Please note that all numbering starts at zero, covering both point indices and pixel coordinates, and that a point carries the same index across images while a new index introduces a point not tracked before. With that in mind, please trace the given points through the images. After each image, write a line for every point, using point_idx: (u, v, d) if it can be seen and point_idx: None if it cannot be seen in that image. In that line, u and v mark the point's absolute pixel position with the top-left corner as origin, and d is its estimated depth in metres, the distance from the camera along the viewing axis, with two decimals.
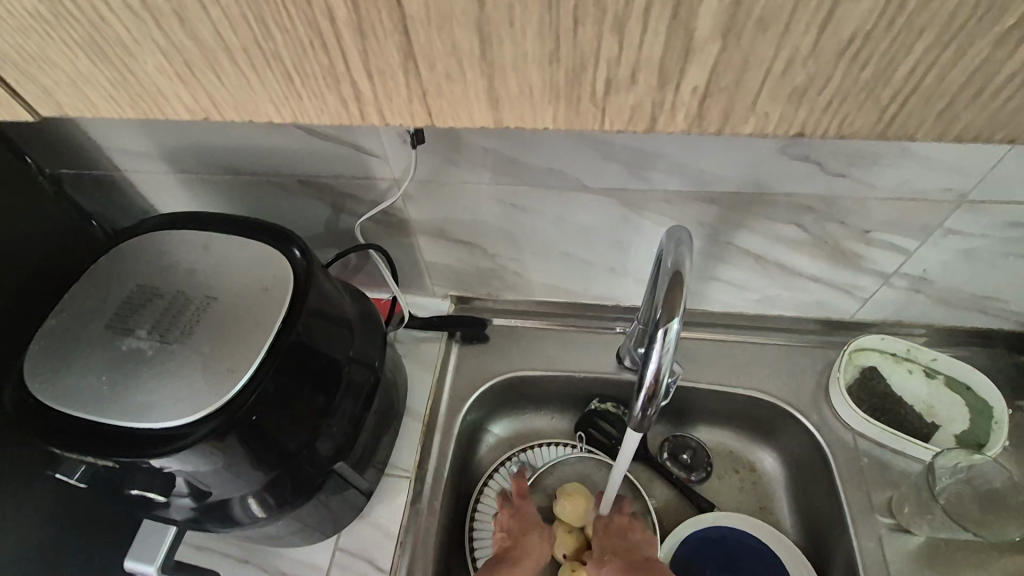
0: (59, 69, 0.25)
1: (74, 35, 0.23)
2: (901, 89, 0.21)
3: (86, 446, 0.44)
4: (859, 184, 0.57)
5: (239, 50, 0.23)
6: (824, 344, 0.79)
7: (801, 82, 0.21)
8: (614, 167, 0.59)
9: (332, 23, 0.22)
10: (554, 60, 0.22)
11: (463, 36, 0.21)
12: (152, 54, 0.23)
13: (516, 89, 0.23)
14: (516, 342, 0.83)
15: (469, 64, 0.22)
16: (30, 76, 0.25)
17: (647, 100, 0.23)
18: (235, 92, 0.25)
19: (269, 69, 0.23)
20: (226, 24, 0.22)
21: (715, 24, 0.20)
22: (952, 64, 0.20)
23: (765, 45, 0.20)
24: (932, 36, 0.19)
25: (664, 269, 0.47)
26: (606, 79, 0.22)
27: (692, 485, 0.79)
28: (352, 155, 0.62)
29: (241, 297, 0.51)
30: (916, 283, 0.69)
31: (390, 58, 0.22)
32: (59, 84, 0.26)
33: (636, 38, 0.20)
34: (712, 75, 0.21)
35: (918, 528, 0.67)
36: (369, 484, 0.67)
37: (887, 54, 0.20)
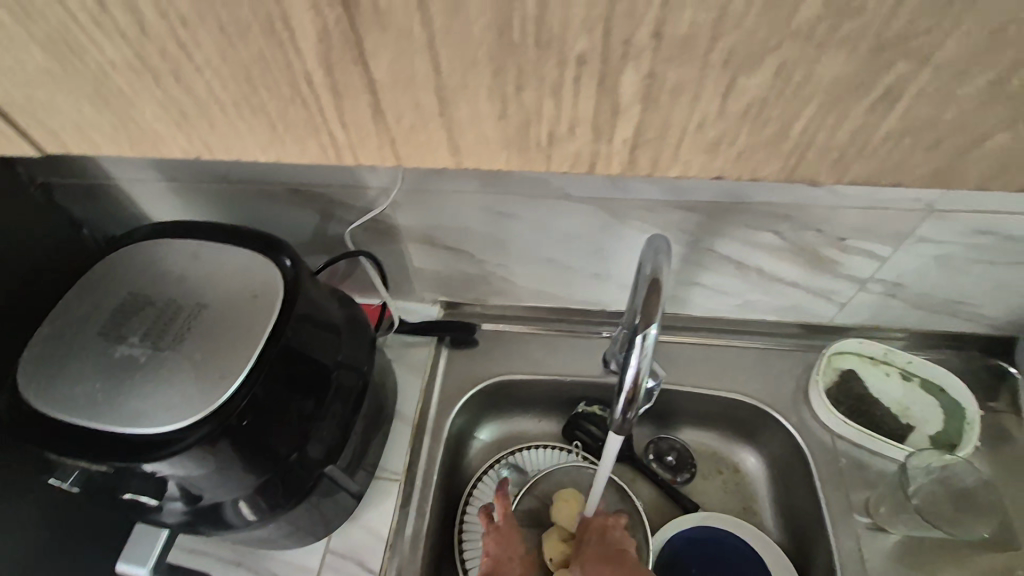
0: (67, 115, 0.28)
1: (82, 88, 0.26)
2: (802, 137, 0.25)
3: (79, 451, 0.45)
4: (833, 194, 0.59)
5: (229, 105, 0.26)
6: (804, 348, 0.81)
7: (714, 136, 0.25)
8: (597, 176, 0.61)
9: (311, 86, 0.25)
10: (503, 117, 0.25)
11: (425, 98, 0.25)
12: (153, 105, 0.27)
13: (471, 139, 0.27)
14: (503, 346, 0.84)
15: (430, 120, 0.26)
16: (35, 116, 0.28)
17: (585, 150, 0.27)
18: (226, 137, 0.28)
19: (256, 119, 0.27)
20: (218, 84, 0.25)
21: (635, 94, 0.24)
22: (847, 110, 0.23)
23: (679, 113, 0.24)
24: (826, 91, 0.23)
25: (643, 277, 0.49)
26: (549, 133, 0.26)
27: (677, 486, 0.81)
28: (340, 164, 0.63)
29: (231, 304, 0.52)
30: (890, 288, 0.71)
31: (363, 115, 0.26)
32: (64, 126, 0.29)
33: (569, 103, 0.24)
34: (638, 132, 0.25)
35: (893, 526, 0.69)
36: (358, 487, 0.68)
37: (783, 115, 0.24)
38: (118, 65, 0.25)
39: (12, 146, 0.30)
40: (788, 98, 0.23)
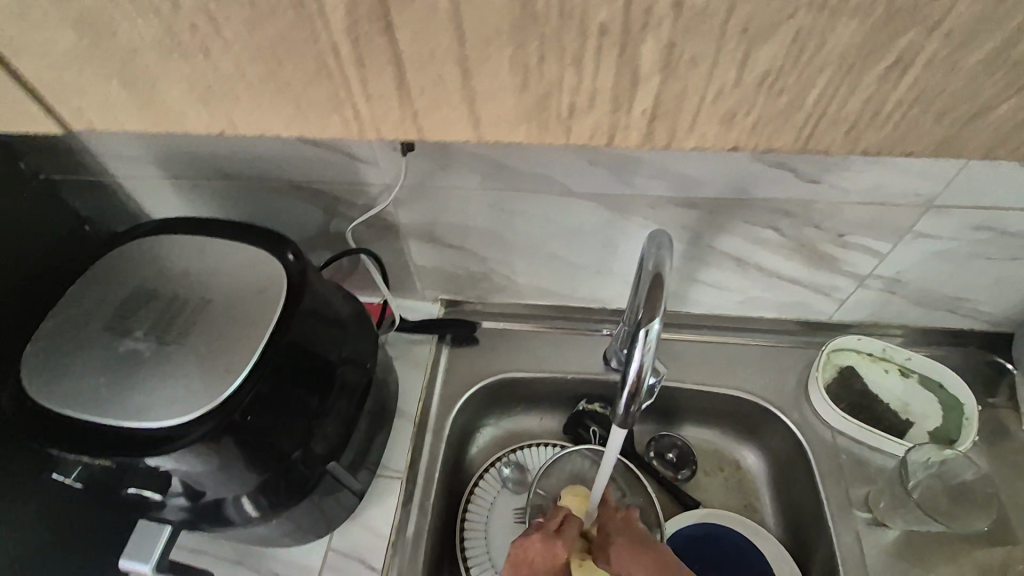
0: (87, 96, 0.26)
1: (105, 64, 0.24)
2: (815, 106, 0.23)
3: (84, 446, 0.45)
4: (833, 189, 0.60)
5: (255, 79, 0.24)
6: (804, 344, 0.81)
7: (731, 107, 0.24)
8: (600, 173, 0.61)
9: (337, 57, 0.23)
10: (525, 87, 0.24)
11: (448, 69, 0.23)
12: (178, 81, 0.25)
13: (497, 112, 0.25)
14: (505, 344, 0.85)
15: (454, 91, 0.24)
16: (64, 97, 0.26)
17: (605, 123, 0.25)
18: (250, 114, 0.26)
19: (279, 93, 0.25)
20: (244, 55, 0.23)
21: (654, 60, 0.22)
22: (857, 81, 0.22)
23: (698, 78, 0.22)
24: (834, 67, 0.22)
25: (645, 271, 0.49)
26: (570, 103, 0.24)
27: (678, 483, 0.81)
28: (343, 161, 0.64)
29: (236, 299, 0.52)
30: (889, 284, 0.72)
31: (387, 88, 0.24)
32: (91, 107, 0.26)
33: (590, 71, 0.23)
34: (657, 102, 0.24)
35: (893, 521, 0.69)
36: (361, 485, 0.68)
37: (799, 82, 0.22)
38: (150, 39, 0.23)
39: (31, 125, 0.27)
40: (799, 68, 0.22)
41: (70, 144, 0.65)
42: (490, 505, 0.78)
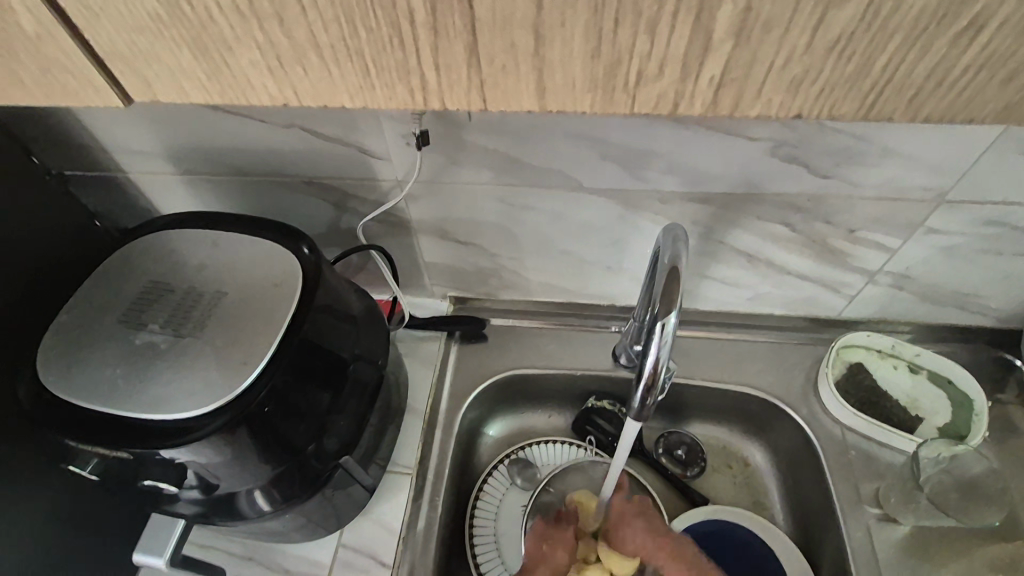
0: (158, 64, 0.25)
1: (181, 32, 0.24)
2: (878, 80, 0.22)
3: (100, 438, 0.45)
4: (845, 184, 0.60)
5: (327, 47, 0.24)
6: (812, 341, 0.82)
7: (797, 74, 0.23)
8: (613, 168, 0.62)
9: (412, 25, 0.23)
10: (595, 56, 0.23)
11: (521, 36, 0.22)
12: (249, 50, 0.24)
13: (562, 83, 0.24)
14: (514, 340, 0.85)
15: (523, 60, 0.23)
16: (134, 68, 0.26)
17: (670, 92, 0.24)
18: (317, 83, 0.25)
19: (348, 61, 0.24)
20: (318, 22, 0.23)
21: (729, 24, 0.21)
22: (918, 55, 0.21)
23: (770, 44, 0.22)
24: (901, 37, 0.21)
25: (661, 266, 0.50)
26: (638, 71, 0.23)
27: (687, 480, 0.81)
28: (356, 157, 0.64)
29: (252, 292, 0.52)
30: (898, 280, 0.72)
31: (457, 57, 0.24)
32: (159, 77, 0.26)
33: (664, 38, 0.22)
34: (726, 68, 0.23)
35: (904, 517, 0.69)
36: (372, 480, 0.68)
37: (868, 50, 0.21)
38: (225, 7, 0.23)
39: (94, 97, 0.27)
40: (869, 36, 0.21)
41: (82, 139, 0.65)
42: (499, 501, 0.78)
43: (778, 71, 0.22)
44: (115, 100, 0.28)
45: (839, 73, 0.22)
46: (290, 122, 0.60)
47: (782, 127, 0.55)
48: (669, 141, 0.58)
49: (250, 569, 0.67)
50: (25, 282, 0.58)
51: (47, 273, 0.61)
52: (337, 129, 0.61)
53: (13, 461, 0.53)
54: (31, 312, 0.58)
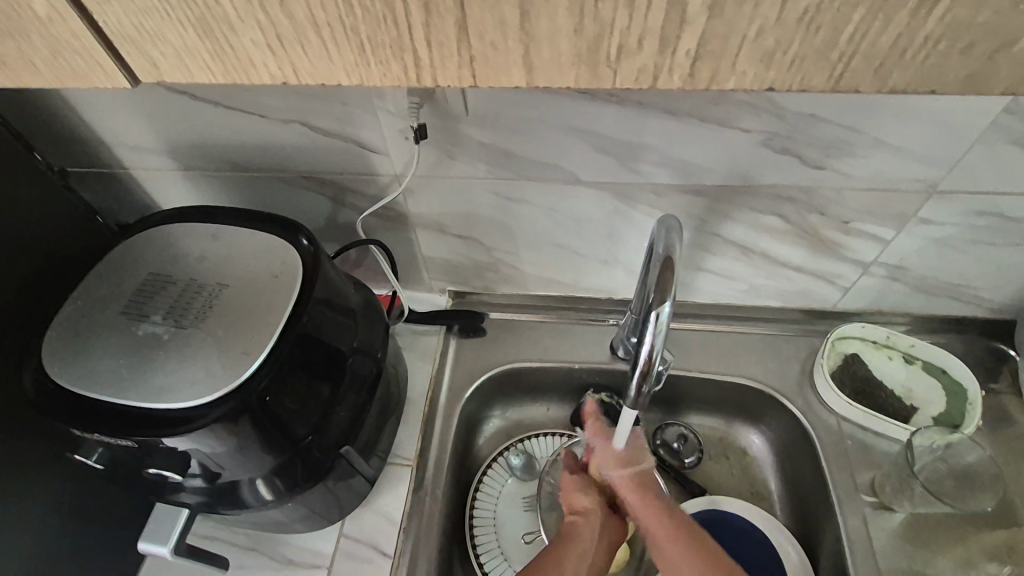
0: (164, 44, 0.26)
1: (186, 14, 0.24)
2: (845, 51, 0.23)
3: (103, 426, 0.46)
4: (836, 175, 0.61)
5: (325, 26, 0.24)
6: (807, 333, 0.82)
7: (770, 44, 0.23)
8: (608, 161, 0.62)
9: (405, 2, 0.23)
10: (579, 31, 0.23)
11: (509, 12, 0.23)
12: (253, 29, 0.25)
13: (549, 57, 0.24)
14: (512, 334, 0.86)
15: (511, 36, 0.24)
16: (141, 49, 0.26)
17: (650, 66, 0.24)
18: (316, 61, 0.26)
19: (345, 39, 0.25)
20: (316, 1, 0.23)
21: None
22: (883, 26, 0.22)
23: (742, 18, 0.22)
24: (864, 9, 0.21)
25: (656, 255, 0.50)
26: (620, 45, 0.24)
27: (685, 471, 0.81)
28: (353, 151, 0.64)
29: (252, 283, 0.53)
30: (892, 271, 0.73)
31: (444, 32, 0.24)
32: (165, 57, 0.26)
33: (641, 13, 0.22)
34: (702, 42, 0.23)
35: (899, 505, 0.70)
36: (373, 471, 0.69)
37: (834, 22, 0.22)
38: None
39: (102, 79, 0.28)
40: (836, 8, 0.22)
41: (83, 136, 0.65)
42: (499, 492, 0.79)
43: (751, 43, 0.23)
44: (121, 82, 0.28)
45: (811, 45, 0.23)
46: (288, 117, 0.61)
47: (773, 118, 0.56)
48: (663, 133, 0.59)
49: (253, 559, 0.68)
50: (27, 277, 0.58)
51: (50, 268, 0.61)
52: (334, 124, 0.61)
53: (11, 453, 0.54)
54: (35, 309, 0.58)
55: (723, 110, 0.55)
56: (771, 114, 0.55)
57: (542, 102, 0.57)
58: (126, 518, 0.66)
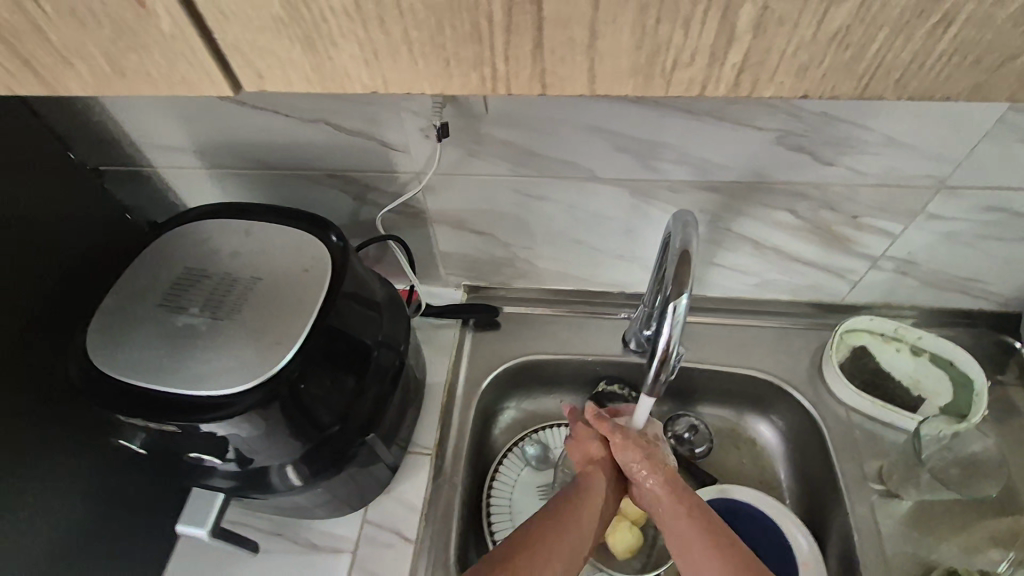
0: (268, 58, 0.26)
1: (289, 33, 0.25)
2: (871, 65, 0.24)
3: (145, 413, 0.48)
4: (848, 172, 0.62)
5: (416, 42, 0.25)
6: (817, 326, 0.84)
7: (803, 59, 0.25)
8: (624, 158, 0.64)
9: (490, 25, 0.24)
10: (639, 47, 0.25)
11: (580, 32, 0.24)
12: (352, 45, 0.26)
13: (612, 70, 0.26)
14: (527, 328, 0.88)
15: (578, 52, 0.25)
16: (247, 60, 0.27)
17: (699, 79, 0.26)
18: (402, 73, 0.27)
19: (428, 55, 0.26)
20: (411, 22, 0.24)
21: (750, 18, 0.23)
22: (905, 43, 0.23)
23: (782, 36, 0.24)
24: (889, 30, 0.23)
25: (673, 249, 0.52)
26: (676, 59, 0.25)
27: (695, 461, 0.83)
28: (377, 150, 0.66)
29: (284, 277, 0.55)
30: (902, 266, 0.74)
31: (525, 61, 0.26)
32: (270, 70, 0.27)
33: (695, 32, 0.24)
34: (746, 57, 0.25)
35: (907, 493, 0.72)
36: (394, 459, 0.72)
37: (862, 40, 0.24)
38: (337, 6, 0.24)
39: (211, 87, 0.28)
40: (865, 27, 0.23)
41: (115, 135, 0.68)
42: (514, 481, 0.81)
43: (790, 56, 0.24)
44: (227, 89, 0.28)
45: (841, 59, 0.24)
46: (315, 117, 0.63)
47: (788, 116, 0.57)
48: (679, 131, 0.60)
49: (279, 544, 0.70)
50: (59, 277, 0.61)
51: (80, 266, 0.64)
52: (360, 123, 0.63)
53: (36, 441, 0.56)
54: (64, 306, 0.61)
55: (739, 109, 0.57)
56: (785, 113, 0.57)
57: (563, 101, 0.58)
58: (150, 504, 0.69)
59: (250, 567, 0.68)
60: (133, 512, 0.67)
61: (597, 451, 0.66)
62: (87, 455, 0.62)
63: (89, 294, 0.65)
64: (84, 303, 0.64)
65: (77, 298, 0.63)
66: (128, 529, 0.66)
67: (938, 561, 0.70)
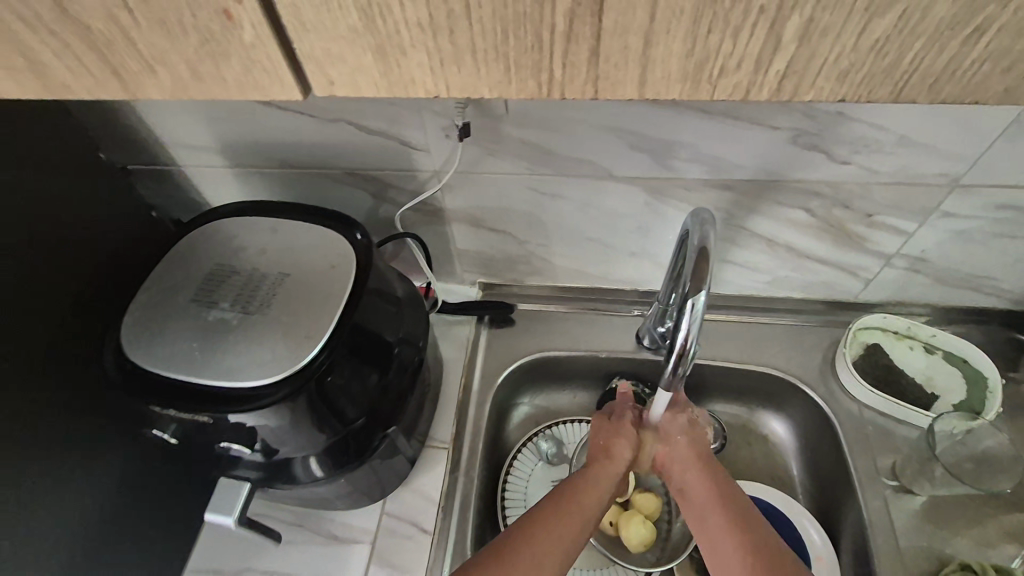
0: (343, 67, 0.28)
1: (366, 43, 0.26)
2: (907, 71, 0.25)
3: (180, 403, 0.50)
4: (863, 171, 0.63)
5: (485, 53, 0.26)
6: (829, 323, 0.85)
7: (844, 66, 0.25)
8: (640, 157, 0.65)
9: (552, 35, 0.25)
10: (690, 54, 0.26)
11: (635, 41, 0.25)
12: (422, 55, 0.27)
13: (661, 77, 0.27)
14: (541, 324, 0.89)
15: (632, 60, 0.26)
16: (321, 68, 0.28)
17: (743, 85, 0.27)
18: (466, 80, 0.28)
19: (491, 63, 0.27)
20: (483, 34, 0.26)
21: (796, 28, 0.24)
22: (941, 50, 0.24)
23: (827, 45, 0.25)
24: (927, 38, 0.24)
25: (691, 247, 0.53)
26: (721, 66, 0.26)
27: (708, 456, 0.84)
28: (397, 149, 0.68)
29: (311, 274, 0.56)
30: (915, 264, 0.75)
31: (584, 78, 0.27)
32: (341, 78, 0.28)
33: (744, 41, 0.25)
34: (790, 63, 0.25)
35: (920, 487, 0.72)
36: (412, 452, 0.73)
37: (898, 48, 0.24)
38: (410, 21, 0.25)
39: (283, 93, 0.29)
40: (904, 36, 0.24)
41: (141, 135, 0.69)
42: (529, 475, 0.83)
43: (833, 63, 0.25)
44: (297, 94, 0.30)
45: (875, 66, 0.25)
46: (337, 117, 0.64)
47: (804, 116, 0.58)
48: (696, 131, 0.61)
49: (301, 535, 0.72)
50: (89, 276, 0.63)
51: (108, 263, 0.66)
52: (382, 123, 0.64)
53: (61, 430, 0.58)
54: (93, 304, 0.63)
55: (756, 109, 0.58)
56: (802, 113, 0.58)
57: (582, 102, 0.59)
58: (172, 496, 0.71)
59: (272, 558, 0.70)
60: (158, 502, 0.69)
61: (613, 446, 0.67)
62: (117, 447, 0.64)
63: (116, 291, 0.66)
64: (111, 299, 0.66)
65: (105, 293, 0.65)
66: (149, 520, 0.68)
67: (951, 555, 0.70)
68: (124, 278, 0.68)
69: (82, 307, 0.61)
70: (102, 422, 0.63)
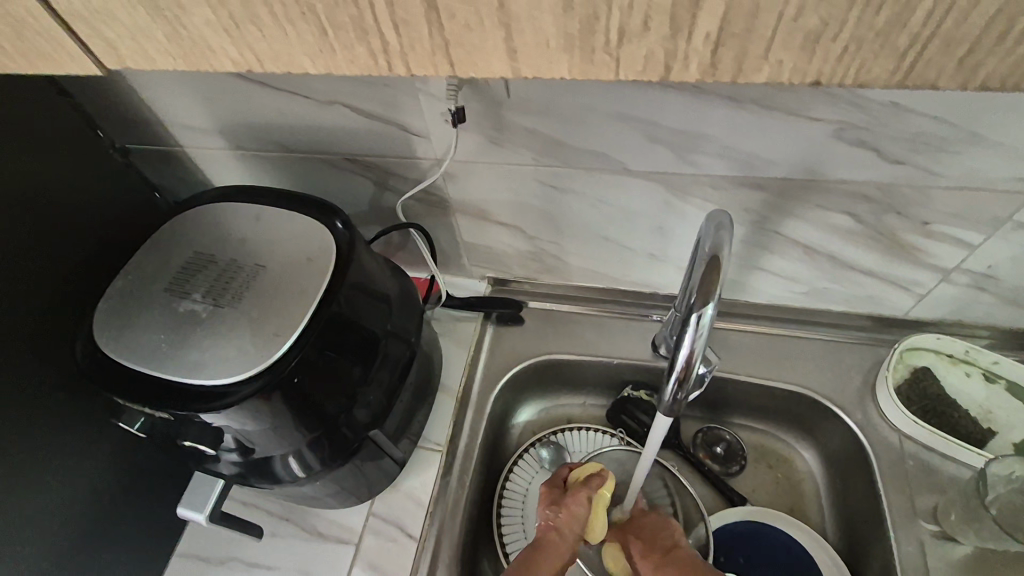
0: (118, 23, 0.26)
1: None
2: None
3: (145, 398, 0.47)
4: (920, 172, 0.54)
5: None
6: (873, 342, 0.76)
7: None
8: (659, 150, 0.58)
9: None
10: None
11: None
12: (201, 6, 0.25)
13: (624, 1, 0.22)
14: (552, 325, 0.83)
15: None
16: (97, 29, 0.27)
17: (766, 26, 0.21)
18: (274, 44, 0.26)
19: (302, 19, 0.25)
20: None
21: None
22: None
23: None
24: None
25: (701, 253, 0.47)
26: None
27: (727, 476, 0.79)
28: (395, 134, 0.63)
29: (287, 266, 0.53)
30: (979, 280, 0.64)
31: (497, 50, 0.25)
32: (121, 38, 0.27)
33: None
34: (724, 23, 0.22)
35: (964, 536, 0.63)
36: (403, 455, 0.69)
37: None
38: None
39: (74, 65, 0.30)
40: None
41: (141, 113, 0.68)
42: (527, 485, 0.76)
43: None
44: (91, 68, 0.30)
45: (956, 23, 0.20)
46: (332, 98, 0.60)
47: (848, 106, 0.50)
48: (721, 121, 0.54)
49: (286, 529, 0.70)
50: (75, 259, 0.61)
51: (100, 249, 0.64)
52: (377, 107, 0.60)
53: (53, 411, 0.58)
54: (77, 294, 0.61)
55: (792, 96, 0.50)
56: (846, 102, 0.49)
57: (586, 86, 0.53)
58: (159, 480, 0.71)
59: (257, 550, 0.69)
60: (144, 487, 0.69)
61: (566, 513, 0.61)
62: (104, 429, 0.64)
63: (101, 278, 0.64)
64: (102, 282, 0.64)
65: (91, 280, 0.62)
66: (137, 504, 0.68)
67: None
68: (115, 264, 0.66)
69: (69, 293, 0.60)
70: (87, 410, 0.62)
